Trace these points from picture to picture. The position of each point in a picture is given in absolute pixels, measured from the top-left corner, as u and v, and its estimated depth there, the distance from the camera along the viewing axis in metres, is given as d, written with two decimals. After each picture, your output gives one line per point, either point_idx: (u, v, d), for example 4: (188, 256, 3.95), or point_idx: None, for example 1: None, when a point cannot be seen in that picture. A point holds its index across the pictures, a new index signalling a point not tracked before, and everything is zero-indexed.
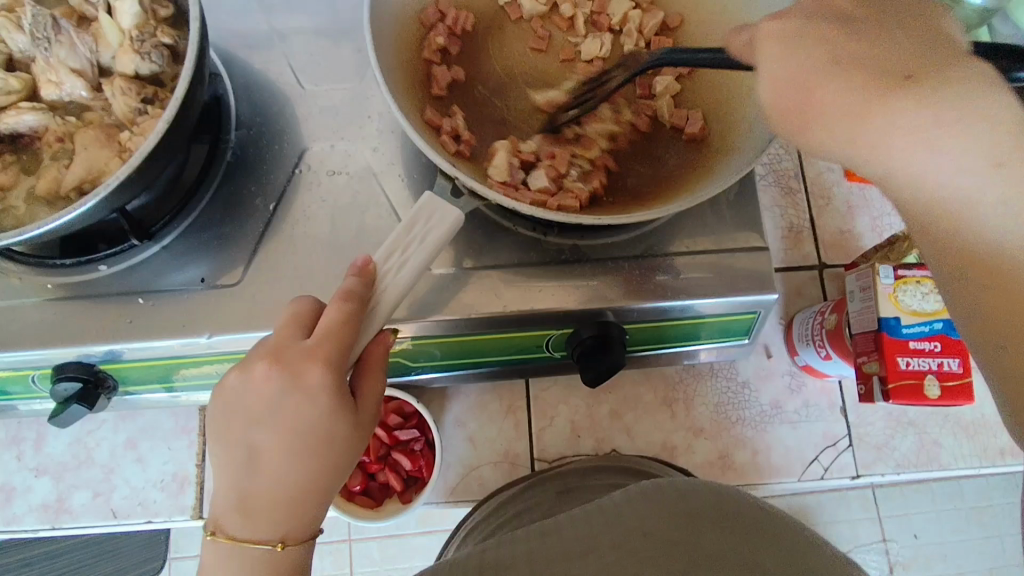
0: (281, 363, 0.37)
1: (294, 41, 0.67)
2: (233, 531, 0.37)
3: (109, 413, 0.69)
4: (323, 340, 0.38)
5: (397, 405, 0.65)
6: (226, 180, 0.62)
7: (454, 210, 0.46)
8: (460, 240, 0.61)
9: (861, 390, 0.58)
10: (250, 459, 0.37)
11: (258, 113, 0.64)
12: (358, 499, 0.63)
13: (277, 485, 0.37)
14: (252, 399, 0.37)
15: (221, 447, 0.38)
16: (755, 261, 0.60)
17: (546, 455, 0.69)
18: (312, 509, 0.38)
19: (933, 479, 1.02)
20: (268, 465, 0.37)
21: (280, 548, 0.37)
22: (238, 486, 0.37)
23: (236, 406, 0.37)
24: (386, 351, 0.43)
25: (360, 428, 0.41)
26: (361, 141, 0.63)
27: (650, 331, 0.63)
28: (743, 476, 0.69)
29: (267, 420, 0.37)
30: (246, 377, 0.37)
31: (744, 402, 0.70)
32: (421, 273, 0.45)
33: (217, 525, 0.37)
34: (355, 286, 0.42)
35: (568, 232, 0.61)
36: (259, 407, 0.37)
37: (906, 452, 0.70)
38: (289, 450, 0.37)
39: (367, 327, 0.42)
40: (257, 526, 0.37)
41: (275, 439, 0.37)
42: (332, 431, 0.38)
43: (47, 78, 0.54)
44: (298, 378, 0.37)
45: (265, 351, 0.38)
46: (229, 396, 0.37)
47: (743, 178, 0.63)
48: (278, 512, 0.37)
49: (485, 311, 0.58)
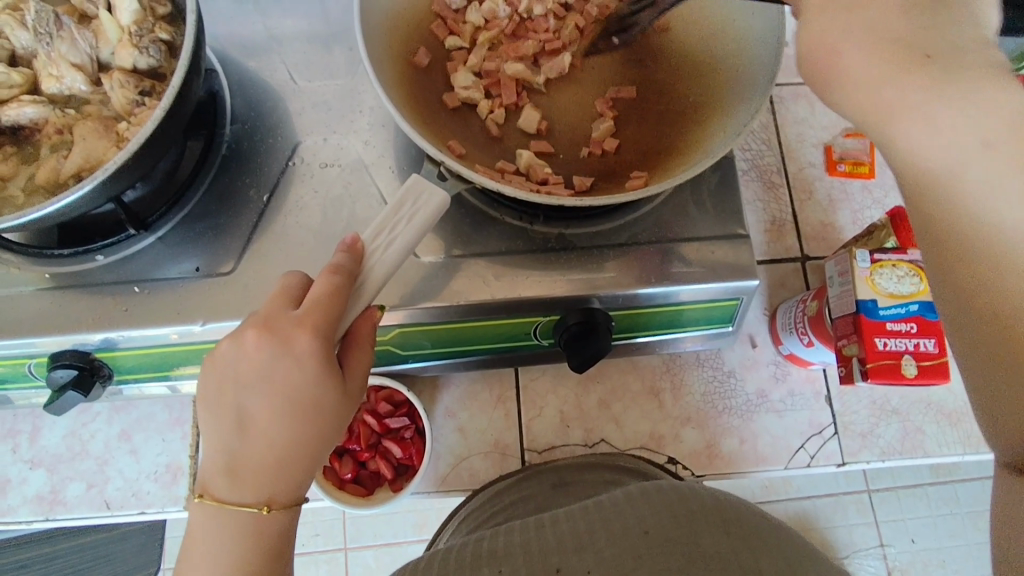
0: (271, 331, 0.39)
1: (288, 41, 0.70)
2: (220, 493, 0.38)
3: (104, 405, 0.70)
4: (311, 310, 0.40)
5: (387, 393, 0.66)
6: (221, 173, 0.64)
7: (441, 192, 0.47)
8: (449, 230, 0.62)
9: (841, 373, 0.59)
10: (240, 424, 0.39)
11: (252, 108, 0.66)
12: (349, 487, 0.64)
13: (263, 451, 0.39)
14: (242, 366, 0.39)
15: (212, 413, 0.40)
16: (736, 248, 0.62)
17: (536, 444, 0.69)
18: (297, 477, 0.40)
19: (929, 483, 1.03)
20: (258, 429, 0.39)
21: (266, 512, 0.38)
22: (226, 449, 0.39)
23: (227, 372, 0.39)
24: (373, 327, 0.44)
25: (348, 400, 0.42)
26: (352, 134, 0.65)
27: (635, 318, 0.64)
28: (731, 465, 0.69)
29: (257, 384, 0.39)
30: (238, 345, 0.39)
31: (731, 391, 0.72)
32: (408, 252, 0.46)
33: (205, 488, 0.39)
34: (343, 260, 0.43)
35: (555, 221, 0.63)
36: (248, 372, 0.39)
37: (890, 440, 0.71)
38: (275, 415, 0.39)
39: (354, 303, 0.43)
40: (243, 489, 0.38)
41: (264, 403, 0.39)
42: (319, 397, 0.39)
43: (48, 72, 0.56)
44: (288, 344, 0.39)
45: (257, 321, 0.40)
46: (221, 363, 0.39)
47: (724, 169, 0.65)
48: (263, 477, 0.39)
49: (473, 297, 0.59)
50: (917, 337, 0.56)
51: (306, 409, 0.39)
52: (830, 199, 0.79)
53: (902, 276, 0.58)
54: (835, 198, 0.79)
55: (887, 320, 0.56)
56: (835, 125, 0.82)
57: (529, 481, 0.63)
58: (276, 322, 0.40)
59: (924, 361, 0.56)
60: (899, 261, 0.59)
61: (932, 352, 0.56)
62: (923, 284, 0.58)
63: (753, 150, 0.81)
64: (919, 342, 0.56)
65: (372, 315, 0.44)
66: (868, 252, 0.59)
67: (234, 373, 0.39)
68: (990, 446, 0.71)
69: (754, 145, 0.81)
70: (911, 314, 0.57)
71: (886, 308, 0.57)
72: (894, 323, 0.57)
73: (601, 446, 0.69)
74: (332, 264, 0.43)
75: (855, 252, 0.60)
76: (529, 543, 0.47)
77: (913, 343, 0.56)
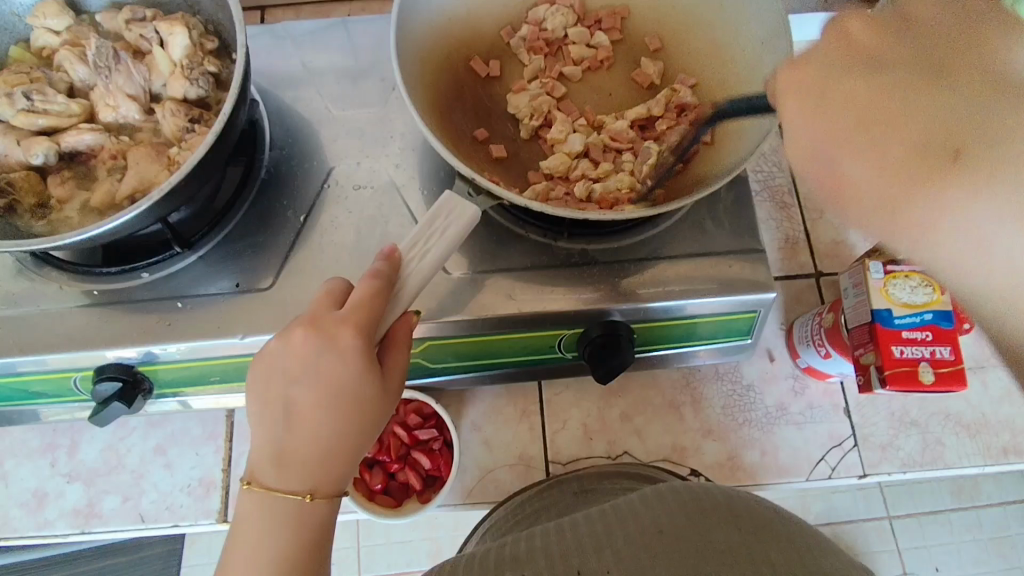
0: (317, 329, 0.43)
1: (322, 73, 0.74)
2: (267, 483, 0.41)
3: (140, 420, 0.72)
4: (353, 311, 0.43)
5: (416, 406, 0.67)
6: (260, 196, 0.67)
7: (472, 207, 0.50)
8: (475, 247, 0.65)
9: (861, 381, 0.61)
10: (286, 415, 0.41)
11: (289, 136, 0.70)
12: (379, 498, 0.65)
13: (308, 440, 0.41)
14: (290, 362, 0.42)
15: (260, 406, 0.43)
16: (751, 262, 0.64)
17: (561, 457, 0.70)
18: (339, 469, 0.42)
19: (950, 509, 1.05)
20: (304, 421, 0.41)
21: (309, 500, 0.41)
22: (274, 439, 0.41)
23: (276, 368, 0.42)
24: (410, 330, 0.47)
25: (386, 397, 0.45)
26: (384, 159, 0.68)
27: (656, 330, 0.66)
28: (753, 476, 0.70)
29: (304, 377, 0.42)
30: (286, 341, 0.42)
31: (750, 404, 0.73)
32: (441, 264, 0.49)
33: (253, 477, 0.41)
34: (386, 269, 0.46)
35: (578, 237, 0.65)
36: (295, 366, 0.42)
37: (910, 451, 0.72)
38: (320, 407, 0.42)
39: (391, 308, 0.46)
40: (289, 477, 0.41)
41: (310, 397, 0.41)
42: (361, 391, 0.42)
43: (105, 103, 0.61)
44: (333, 340, 0.42)
45: (304, 319, 0.43)
46: (270, 359, 0.42)
47: (739, 187, 0.68)
48: (308, 467, 0.41)
49: (501, 310, 0.61)
50: (932, 344, 0.58)
51: (348, 402, 0.42)
52: None
53: (916, 285, 0.60)
54: None
55: (902, 329, 0.58)
56: None
57: (554, 490, 0.65)
58: (321, 320, 0.43)
59: (941, 367, 0.57)
60: (912, 272, 0.61)
61: (947, 358, 0.58)
62: (937, 293, 0.60)
63: (765, 172, 0.84)
64: (935, 349, 0.58)
65: (408, 320, 0.47)
66: (881, 263, 0.61)
67: (283, 367, 0.42)
68: (1010, 457, 0.72)
69: (765, 167, 0.84)
70: (926, 323, 0.58)
71: (901, 317, 0.59)
72: (910, 331, 0.58)
73: (624, 458, 0.71)
74: (375, 270, 0.46)
75: (868, 263, 0.62)
76: (560, 544, 0.48)
77: (929, 351, 0.58)
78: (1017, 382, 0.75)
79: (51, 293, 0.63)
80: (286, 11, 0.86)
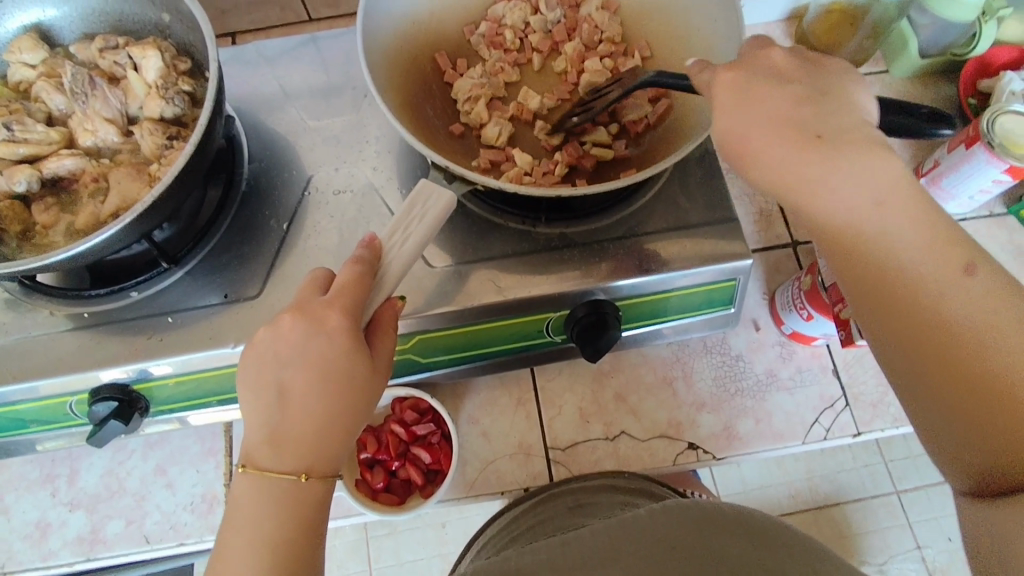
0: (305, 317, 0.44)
1: (295, 87, 0.76)
2: (261, 464, 0.42)
3: (138, 442, 0.72)
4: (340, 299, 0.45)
5: (412, 401, 0.68)
6: (243, 209, 0.68)
7: (448, 191, 0.52)
8: (457, 240, 0.67)
9: (844, 335, 0.67)
10: (278, 397, 0.43)
11: (267, 149, 0.72)
12: (382, 496, 0.66)
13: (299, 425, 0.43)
14: (279, 347, 0.44)
15: (252, 394, 0.44)
16: (724, 232, 0.66)
17: (559, 442, 0.71)
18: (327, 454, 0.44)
19: None
20: (295, 402, 0.43)
21: (304, 479, 0.42)
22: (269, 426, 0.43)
23: (266, 355, 0.44)
24: (395, 316, 0.49)
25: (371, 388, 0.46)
26: (361, 162, 0.70)
27: (641, 306, 0.67)
28: (751, 444, 0.71)
29: (293, 360, 0.43)
30: (275, 330, 0.44)
31: (740, 373, 0.74)
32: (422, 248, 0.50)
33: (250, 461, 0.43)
34: (367, 258, 0.48)
35: (556, 222, 0.67)
36: (285, 350, 0.43)
37: (901, 406, 0.73)
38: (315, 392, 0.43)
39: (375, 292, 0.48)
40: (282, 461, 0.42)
41: (301, 378, 0.43)
42: (351, 369, 0.44)
43: (84, 127, 0.62)
44: (321, 321, 0.44)
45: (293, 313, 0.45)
46: (260, 348, 0.44)
47: (707, 161, 0.70)
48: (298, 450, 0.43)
49: (486, 297, 0.63)
50: None
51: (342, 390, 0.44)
52: None
53: None
54: None
55: None
56: None
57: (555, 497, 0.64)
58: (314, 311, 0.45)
59: None
60: None
61: None
62: None
63: None
64: None
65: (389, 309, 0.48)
66: None
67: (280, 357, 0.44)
68: None
69: None
70: None
71: None
72: None
73: (622, 438, 0.71)
74: (355, 258, 0.47)
75: None
76: (567, 554, 0.48)
77: None
78: None
79: (40, 320, 0.63)
80: (256, 34, 0.88)
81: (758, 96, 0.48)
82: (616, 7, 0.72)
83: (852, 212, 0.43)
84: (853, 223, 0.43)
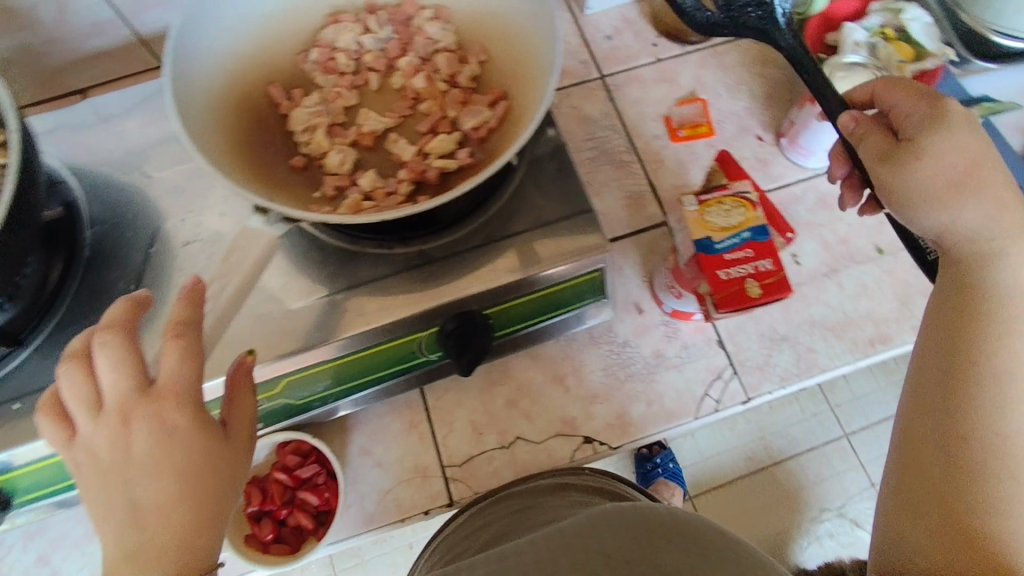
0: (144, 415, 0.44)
1: (132, 141, 0.74)
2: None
3: (16, 534, 0.70)
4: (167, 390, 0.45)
5: (295, 446, 0.70)
6: (89, 275, 0.66)
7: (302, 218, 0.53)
8: (314, 274, 0.65)
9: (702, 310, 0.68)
10: (132, 507, 0.42)
11: (110, 208, 0.69)
12: (274, 545, 0.69)
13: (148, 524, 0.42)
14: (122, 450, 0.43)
15: (103, 505, 0.43)
16: (581, 225, 0.66)
17: (455, 458, 0.71)
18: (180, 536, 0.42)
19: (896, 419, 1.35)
20: (153, 507, 0.43)
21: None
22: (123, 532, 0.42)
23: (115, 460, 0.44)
24: (248, 374, 0.51)
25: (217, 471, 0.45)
26: (208, 210, 0.68)
27: (511, 311, 0.67)
28: (644, 428, 0.72)
29: (142, 462, 0.43)
30: (117, 435, 0.44)
31: (629, 358, 0.75)
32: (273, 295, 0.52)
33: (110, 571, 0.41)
34: (185, 329, 0.47)
35: (413, 240, 0.66)
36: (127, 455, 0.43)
37: (786, 365, 0.75)
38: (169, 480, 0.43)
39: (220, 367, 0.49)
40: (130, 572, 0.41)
41: (154, 480, 0.43)
42: (203, 456, 0.45)
43: None
44: (160, 416, 0.44)
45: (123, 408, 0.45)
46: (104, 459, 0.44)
47: (559, 156, 0.70)
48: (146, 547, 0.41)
49: (348, 330, 0.62)
50: (755, 259, 0.61)
51: (198, 474, 0.44)
52: (680, 161, 0.85)
53: (730, 208, 0.63)
54: (684, 160, 0.86)
55: (724, 252, 0.61)
56: (668, 98, 0.89)
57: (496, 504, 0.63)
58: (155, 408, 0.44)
59: (766, 279, 0.60)
60: (724, 197, 0.64)
61: (771, 270, 0.60)
62: (750, 212, 0.63)
63: (599, 136, 0.88)
64: (758, 264, 0.60)
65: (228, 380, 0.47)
66: (694, 196, 0.63)
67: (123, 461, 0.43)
68: (876, 347, 0.76)
69: (599, 133, 0.88)
70: (745, 241, 0.61)
71: (721, 241, 0.61)
72: (732, 252, 0.61)
73: (518, 444, 0.71)
74: (174, 331, 0.46)
75: (684, 198, 0.64)
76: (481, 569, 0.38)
77: (752, 267, 0.60)
78: (872, 276, 0.79)
79: None
80: (99, 89, 0.86)
81: (959, 139, 0.49)
82: (447, 15, 0.71)
83: (975, 230, 0.49)
84: (993, 301, 0.48)
